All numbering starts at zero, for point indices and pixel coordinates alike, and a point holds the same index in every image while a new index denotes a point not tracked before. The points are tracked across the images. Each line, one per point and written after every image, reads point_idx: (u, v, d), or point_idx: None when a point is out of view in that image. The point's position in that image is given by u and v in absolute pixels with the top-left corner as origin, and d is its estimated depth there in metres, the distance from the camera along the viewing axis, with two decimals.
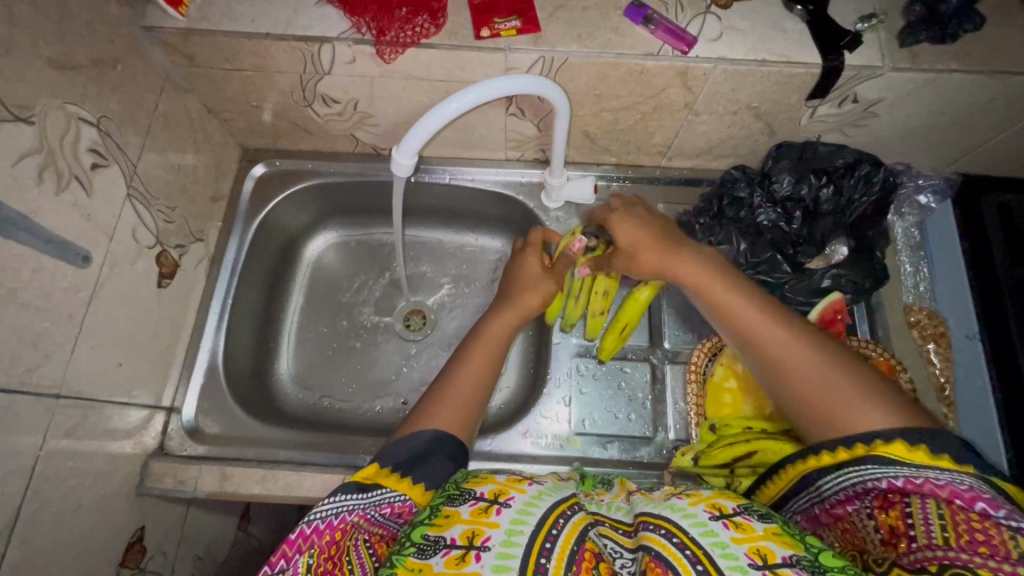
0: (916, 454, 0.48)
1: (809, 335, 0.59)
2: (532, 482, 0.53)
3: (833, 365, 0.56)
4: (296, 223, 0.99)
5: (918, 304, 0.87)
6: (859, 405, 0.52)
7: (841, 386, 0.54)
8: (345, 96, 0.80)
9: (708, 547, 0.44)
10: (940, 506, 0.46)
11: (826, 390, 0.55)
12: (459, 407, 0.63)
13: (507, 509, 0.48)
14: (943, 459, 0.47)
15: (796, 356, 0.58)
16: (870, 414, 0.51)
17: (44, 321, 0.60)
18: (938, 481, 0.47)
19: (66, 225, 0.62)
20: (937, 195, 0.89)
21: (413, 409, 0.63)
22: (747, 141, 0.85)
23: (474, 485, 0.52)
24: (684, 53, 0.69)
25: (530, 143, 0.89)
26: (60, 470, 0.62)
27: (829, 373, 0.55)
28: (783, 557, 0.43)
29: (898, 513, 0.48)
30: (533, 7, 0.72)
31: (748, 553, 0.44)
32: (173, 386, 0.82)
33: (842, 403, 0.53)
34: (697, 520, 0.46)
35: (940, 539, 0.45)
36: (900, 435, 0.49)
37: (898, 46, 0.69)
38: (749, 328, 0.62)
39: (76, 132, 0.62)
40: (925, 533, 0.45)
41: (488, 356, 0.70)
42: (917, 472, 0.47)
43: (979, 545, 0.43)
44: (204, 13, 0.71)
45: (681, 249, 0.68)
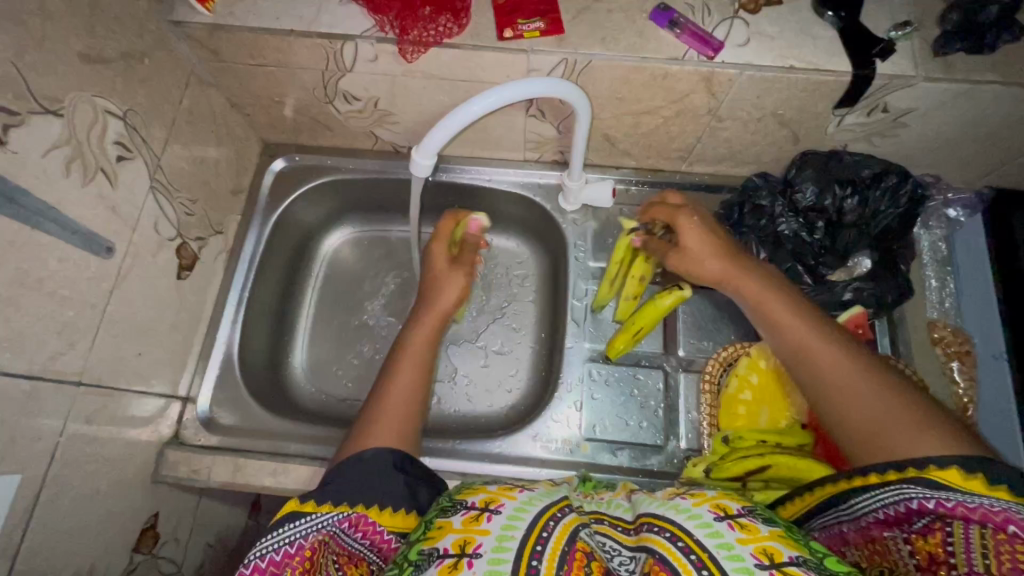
0: (966, 480, 0.46)
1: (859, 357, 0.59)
2: (523, 488, 0.52)
3: (892, 397, 0.54)
4: (313, 218, 0.99)
5: (942, 320, 0.83)
6: (917, 439, 0.51)
7: (902, 417, 0.53)
8: (366, 94, 0.81)
9: (713, 550, 0.43)
10: (984, 536, 0.44)
11: (877, 417, 0.54)
12: (399, 418, 0.64)
13: (497, 516, 0.48)
14: (999, 490, 0.46)
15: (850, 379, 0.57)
16: (926, 447, 0.50)
17: (69, 310, 0.61)
18: (988, 507, 0.45)
19: (91, 216, 0.63)
20: (967, 209, 0.86)
21: (352, 434, 0.63)
22: (771, 149, 0.84)
23: (464, 497, 0.52)
24: (710, 59, 0.68)
25: (549, 145, 0.89)
26: (79, 455, 0.64)
27: (886, 404, 0.54)
28: (790, 557, 0.43)
29: (938, 537, 0.47)
30: (557, 8, 0.71)
31: (754, 554, 0.43)
32: (190, 375, 0.83)
33: (900, 436, 0.52)
34: (701, 521, 0.45)
35: (981, 566, 0.43)
36: (956, 463, 0.47)
37: (933, 55, 0.68)
38: (802, 350, 0.61)
39: (103, 125, 0.63)
40: (966, 559, 0.44)
41: (418, 349, 0.73)
42: (969, 498, 0.46)
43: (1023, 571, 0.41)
44: (230, 9, 0.72)
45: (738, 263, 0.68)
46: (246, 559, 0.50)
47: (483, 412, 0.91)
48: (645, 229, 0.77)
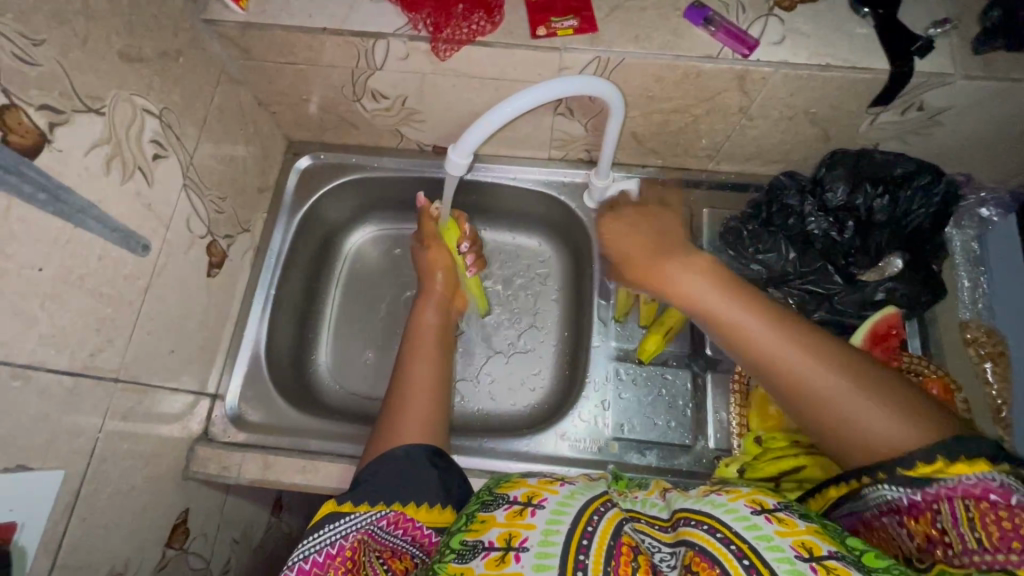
0: (939, 465, 0.44)
1: (806, 335, 0.54)
2: (564, 483, 0.52)
3: (855, 389, 0.50)
4: (337, 216, 1.00)
5: (976, 321, 0.83)
6: (895, 426, 0.47)
7: (873, 409, 0.48)
8: (394, 92, 0.80)
9: (753, 541, 0.42)
10: (969, 509, 0.42)
11: (828, 400, 0.50)
12: (423, 410, 0.64)
13: (541, 511, 0.48)
14: (978, 462, 0.43)
15: (795, 363, 0.52)
16: (904, 433, 0.47)
17: (108, 307, 0.61)
18: (971, 484, 0.42)
19: (129, 213, 0.63)
20: (1000, 209, 0.84)
21: (377, 429, 0.64)
22: (800, 147, 0.83)
23: (506, 490, 0.52)
24: (745, 57, 0.68)
25: (575, 144, 0.89)
26: (116, 452, 0.64)
27: (850, 395, 0.50)
28: (829, 550, 0.42)
29: (927, 517, 0.44)
30: (589, 6, 0.70)
31: (794, 546, 0.42)
32: (218, 371, 0.84)
33: (877, 426, 0.48)
34: (738, 514, 0.45)
35: (973, 541, 0.41)
36: (940, 452, 0.44)
37: (972, 54, 0.67)
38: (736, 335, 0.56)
39: (141, 123, 0.63)
40: (958, 536, 0.42)
41: (434, 334, 0.76)
42: (949, 480, 0.43)
43: (1011, 541, 0.40)
44: (263, 8, 0.72)
45: (653, 255, 0.67)
46: (290, 561, 0.52)
47: (508, 410, 0.91)
48: None
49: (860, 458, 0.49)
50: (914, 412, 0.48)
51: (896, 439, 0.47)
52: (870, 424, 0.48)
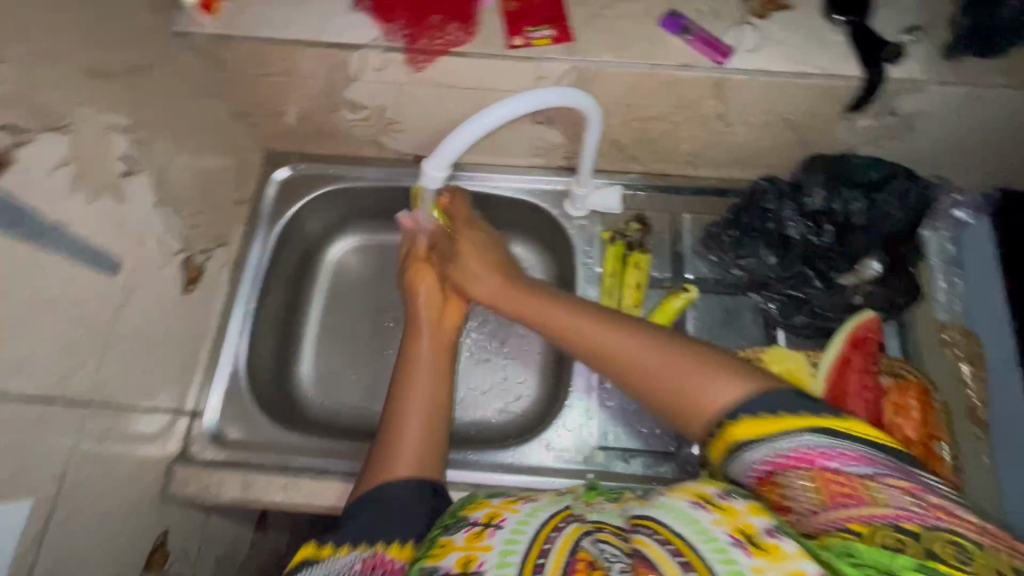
0: (766, 427, 0.46)
1: (634, 326, 0.59)
2: (527, 499, 0.51)
3: (674, 359, 0.55)
4: (317, 227, 0.98)
5: (952, 323, 0.84)
6: (712, 386, 0.51)
7: (691, 374, 0.53)
8: (372, 102, 0.80)
9: (691, 538, 0.43)
10: (806, 475, 0.44)
11: (663, 375, 0.54)
12: (419, 440, 0.63)
13: (500, 531, 0.47)
14: (792, 422, 0.46)
15: (624, 352, 0.58)
16: (720, 390, 0.50)
17: (78, 330, 0.60)
18: (804, 449, 0.45)
19: (98, 233, 0.61)
20: (974, 211, 0.86)
21: (370, 460, 0.62)
22: (779, 152, 0.84)
23: (469, 512, 0.51)
24: (720, 64, 0.69)
25: (555, 151, 0.89)
26: (90, 476, 0.63)
27: (671, 366, 0.54)
28: (765, 529, 0.43)
29: (771, 485, 0.46)
30: (566, 15, 0.70)
31: (730, 533, 0.42)
32: (197, 389, 0.82)
33: (698, 387, 0.52)
34: (678, 512, 0.45)
35: (815, 503, 0.44)
36: (748, 413, 0.48)
37: (945, 59, 0.68)
38: (581, 340, 0.61)
39: (109, 140, 0.62)
40: (802, 502, 0.44)
41: (436, 357, 0.72)
42: (779, 449, 0.45)
43: (842, 498, 0.43)
44: (235, 19, 0.71)
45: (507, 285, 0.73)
46: None
47: (494, 421, 0.90)
48: (620, 235, 0.89)
49: (708, 426, 0.51)
50: (731, 369, 0.52)
51: (725, 394, 0.50)
52: (701, 385, 0.51)
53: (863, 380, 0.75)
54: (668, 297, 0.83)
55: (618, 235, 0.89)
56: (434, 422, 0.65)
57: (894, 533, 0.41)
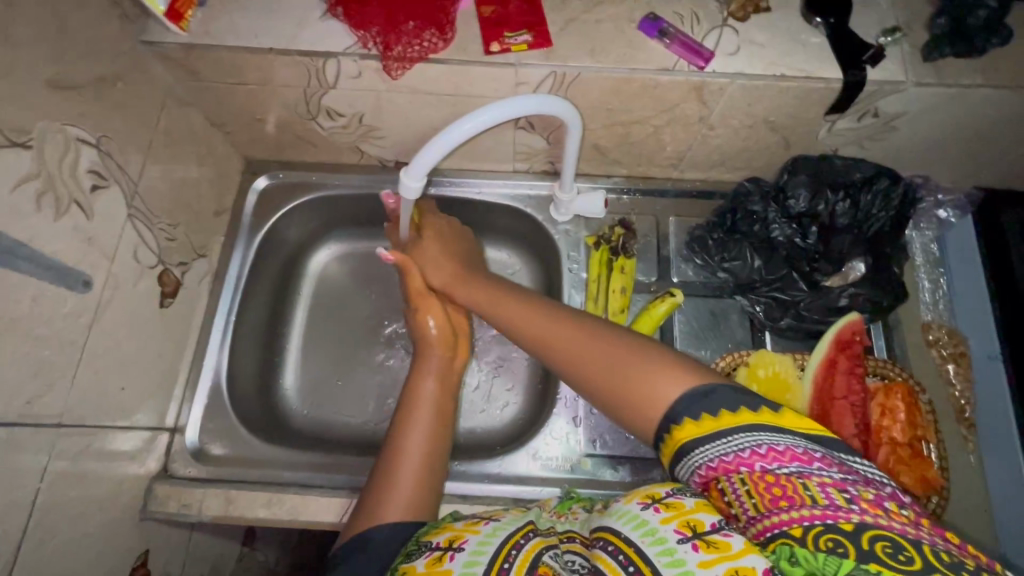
0: (703, 426, 0.43)
1: (585, 323, 0.58)
2: (489, 520, 0.51)
3: (621, 354, 0.52)
4: (299, 236, 0.97)
5: (937, 322, 0.84)
6: (657, 381, 0.47)
7: (637, 369, 0.49)
8: (350, 110, 0.78)
9: (639, 542, 0.42)
10: (742, 477, 0.41)
11: (610, 373, 0.51)
12: (411, 481, 0.60)
13: (460, 555, 0.47)
14: (724, 416, 0.43)
15: (573, 349, 0.55)
16: (665, 386, 0.47)
17: (46, 349, 0.58)
18: (738, 447, 0.41)
19: (66, 250, 0.60)
20: (957, 210, 0.86)
21: (358, 507, 0.60)
22: (762, 154, 0.83)
23: (431, 537, 0.51)
24: (701, 69, 0.68)
25: (538, 156, 0.88)
26: (64, 499, 0.61)
27: (619, 361, 0.51)
28: (712, 524, 0.41)
29: (715, 491, 0.42)
30: (544, 20, 0.69)
31: (677, 530, 0.41)
32: (177, 404, 0.81)
33: (642, 383, 0.48)
34: (630, 517, 0.44)
35: (752, 509, 0.40)
36: (689, 415, 0.44)
37: (923, 61, 0.68)
38: (538, 341, 0.60)
39: (76, 153, 0.60)
40: (740, 508, 0.41)
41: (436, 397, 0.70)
42: (711, 451, 0.42)
43: (779, 500, 0.39)
44: (206, 27, 0.69)
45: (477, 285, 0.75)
46: None
47: (482, 430, 0.89)
48: (604, 239, 0.88)
49: (655, 428, 0.46)
50: (682, 368, 0.48)
51: (672, 392, 0.46)
52: (648, 381, 0.48)
53: (850, 382, 0.75)
54: (653, 301, 0.82)
55: (601, 237, 0.88)
56: (432, 459, 0.63)
57: (834, 535, 0.37)
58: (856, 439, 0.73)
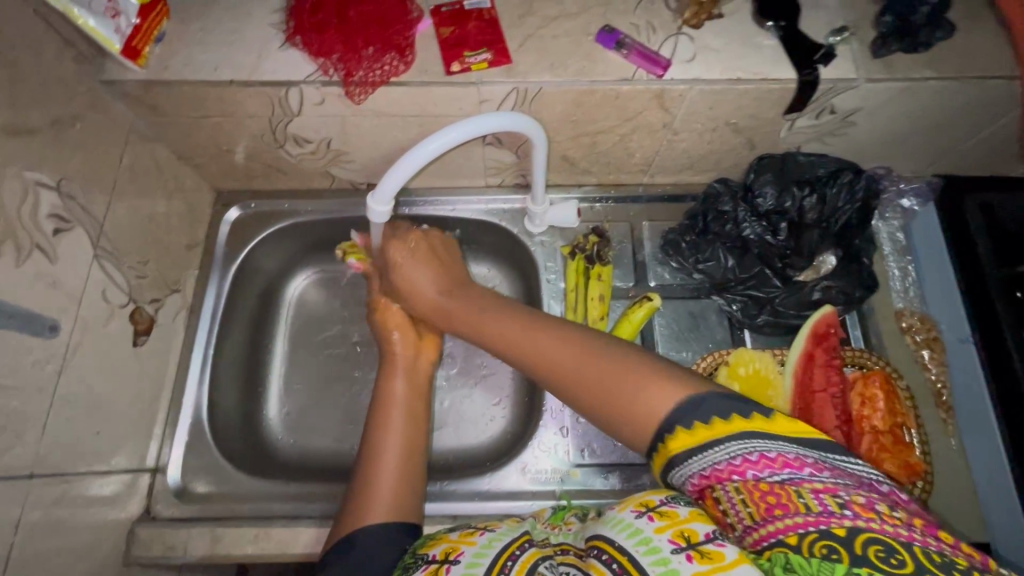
0: (697, 437, 0.43)
1: (567, 332, 0.57)
2: (484, 530, 0.51)
3: (610, 366, 0.51)
4: (274, 264, 0.96)
5: (909, 309, 0.86)
6: (647, 392, 0.47)
7: (629, 380, 0.49)
8: (317, 136, 0.78)
9: (633, 551, 0.42)
10: (737, 487, 0.41)
11: (601, 386, 0.51)
12: (393, 487, 0.61)
13: (457, 567, 0.47)
14: (715, 425, 0.42)
15: (557, 360, 0.55)
16: (656, 397, 0.47)
17: (13, 400, 0.57)
18: (732, 456, 0.41)
19: (30, 297, 0.59)
20: (920, 199, 0.88)
21: (338, 518, 0.60)
22: (728, 155, 0.85)
23: (427, 549, 0.51)
24: (660, 77, 0.69)
25: (508, 170, 0.88)
26: (40, 552, 0.59)
27: (608, 373, 0.51)
28: (705, 534, 0.41)
29: (709, 499, 0.43)
30: (503, 38, 0.70)
31: (671, 539, 0.41)
32: (157, 444, 0.79)
33: (633, 395, 0.48)
34: (623, 525, 0.44)
35: (749, 518, 0.41)
36: (679, 423, 0.44)
37: (872, 57, 0.70)
38: (526, 353, 0.58)
39: (35, 199, 0.59)
40: (736, 516, 0.41)
41: (407, 401, 0.70)
42: (704, 462, 0.42)
43: (774, 509, 0.40)
44: (165, 63, 0.69)
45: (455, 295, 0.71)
46: None
47: (471, 446, 0.89)
48: (579, 249, 0.87)
49: (649, 439, 0.47)
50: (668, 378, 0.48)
51: (663, 406, 0.46)
52: (639, 396, 0.48)
53: (828, 375, 0.76)
54: (632, 306, 0.82)
55: (577, 248, 0.87)
56: (411, 460, 0.64)
57: (830, 541, 0.37)
58: (838, 432, 0.74)
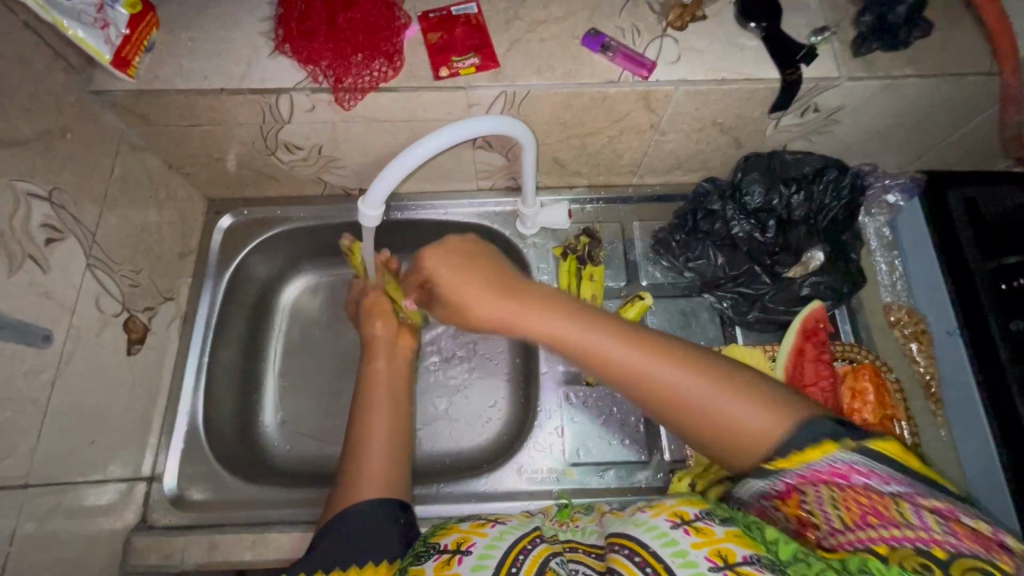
0: (804, 455, 0.45)
1: (648, 341, 0.52)
2: (496, 522, 0.53)
3: (712, 384, 0.50)
4: (268, 271, 0.96)
5: (897, 303, 0.88)
6: (754, 413, 0.48)
7: (734, 401, 0.49)
8: (309, 142, 0.79)
9: (667, 559, 0.45)
10: (832, 493, 0.45)
11: (702, 407, 0.50)
12: (382, 464, 0.61)
13: (468, 557, 0.48)
14: (826, 444, 0.44)
15: (648, 375, 0.51)
16: (762, 419, 0.48)
17: (6, 410, 0.57)
18: (835, 467, 0.44)
19: (22, 307, 0.59)
20: (905, 194, 0.88)
21: (329, 498, 0.59)
22: (715, 155, 0.86)
23: (438, 539, 0.52)
24: (645, 78, 0.70)
25: (499, 173, 0.89)
26: (35, 562, 0.59)
27: (711, 393, 0.49)
28: (743, 556, 0.44)
29: (796, 501, 0.46)
30: (490, 42, 0.71)
31: (709, 557, 0.44)
32: (153, 453, 0.79)
33: (742, 417, 0.48)
34: (658, 532, 0.47)
35: (838, 522, 0.44)
36: (786, 443, 0.46)
37: (853, 56, 0.71)
38: (610, 366, 0.52)
39: (26, 210, 0.60)
40: (825, 519, 0.45)
41: (391, 382, 0.72)
42: (805, 471, 0.45)
43: (870, 518, 0.43)
44: (155, 73, 0.70)
45: (534, 306, 0.55)
46: None
47: (469, 447, 0.89)
48: (570, 250, 0.88)
49: (752, 458, 0.48)
50: (775, 400, 0.48)
51: (774, 429, 0.47)
52: (745, 418, 0.48)
53: (818, 369, 0.77)
54: (623, 306, 0.83)
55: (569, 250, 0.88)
56: (398, 437, 0.65)
57: (925, 560, 0.41)
58: None
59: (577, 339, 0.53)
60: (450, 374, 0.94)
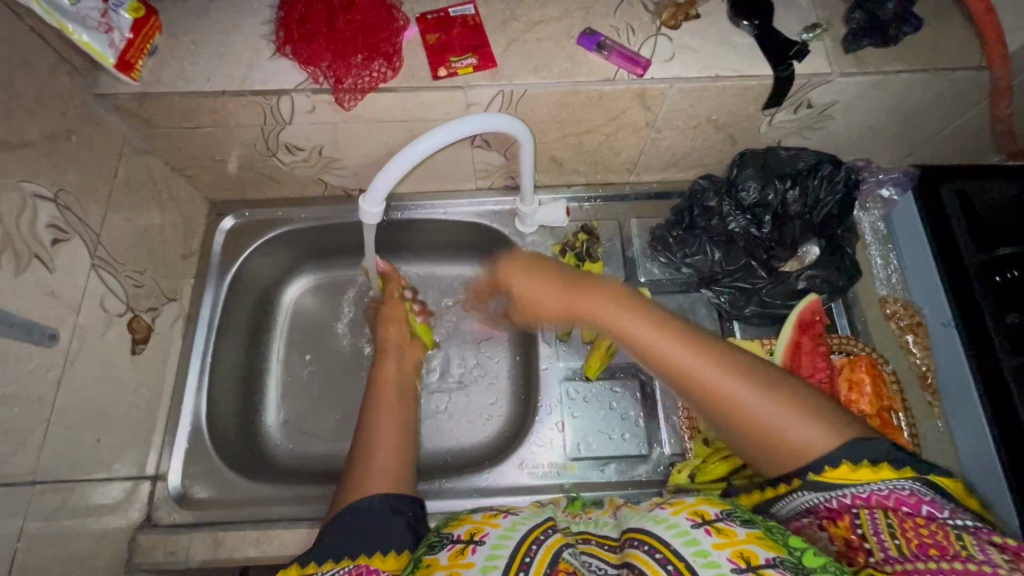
0: (858, 473, 0.47)
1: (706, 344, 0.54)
2: (507, 513, 0.53)
3: (765, 394, 0.51)
4: (270, 272, 0.97)
5: (892, 295, 0.88)
6: (803, 423, 0.50)
7: (788, 412, 0.50)
8: (309, 143, 0.80)
9: (688, 558, 0.44)
10: (887, 517, 0.47)
11: (755, 415, 0.51)
12: (392, 460, 0.61)
13: (482, 547, 0.49)
14: (885, 468, 0.47)
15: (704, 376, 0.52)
16: (811, 431, 0.50)
17: (13, 408, 0.58)
18: (892, 491, 0.47)
19: (28, 306, 0.60)
20: (899, 187, 0.89)
21: (336, 493, 0.59)
22: (711, 151, 0.87)
23: (452, 530, 0.53)
24: (640, 76, 0.71)
25: (498, 172, 0.90)
26: (42, 558, 0.60)
27: (765, 402, 0.51)
28: (766, 559, 0.44)
29: (848, 523, 0.49)
30: (487, 43, 0.72)
31: (731, 558, 0.44)
32: (157, 452, 0.79)
33: (793, 426, 0.50)
34: (678, 529, 0.46)
35: (892, 548, 0.46)
36: (844, 456, 0.48)
37: (845, 53, 0.72)
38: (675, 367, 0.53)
39: (33, 211, 0.61)
40: (879, 543, 0.46)
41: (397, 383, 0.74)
42: (862, 489, 0.47)
43: (927, 548, 0.44)
44: (158, 76, 0.71)
45: (592, 293, 0.58)
46: None
47: (470, 443, 0.90)
48: (568, 247, 0.88)
49: (791, 466, 0.50)
50: (822, 414, 0.51)
51: (824, 441, 0.49)
52: (796, 427, 0.50)
53: (816, 362, 0.78)
54: None
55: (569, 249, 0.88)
56: (406, 434, 0.65)
57: None
58: None
59: (646, 340, 0.54)
60: (460, 378, 0.95)
